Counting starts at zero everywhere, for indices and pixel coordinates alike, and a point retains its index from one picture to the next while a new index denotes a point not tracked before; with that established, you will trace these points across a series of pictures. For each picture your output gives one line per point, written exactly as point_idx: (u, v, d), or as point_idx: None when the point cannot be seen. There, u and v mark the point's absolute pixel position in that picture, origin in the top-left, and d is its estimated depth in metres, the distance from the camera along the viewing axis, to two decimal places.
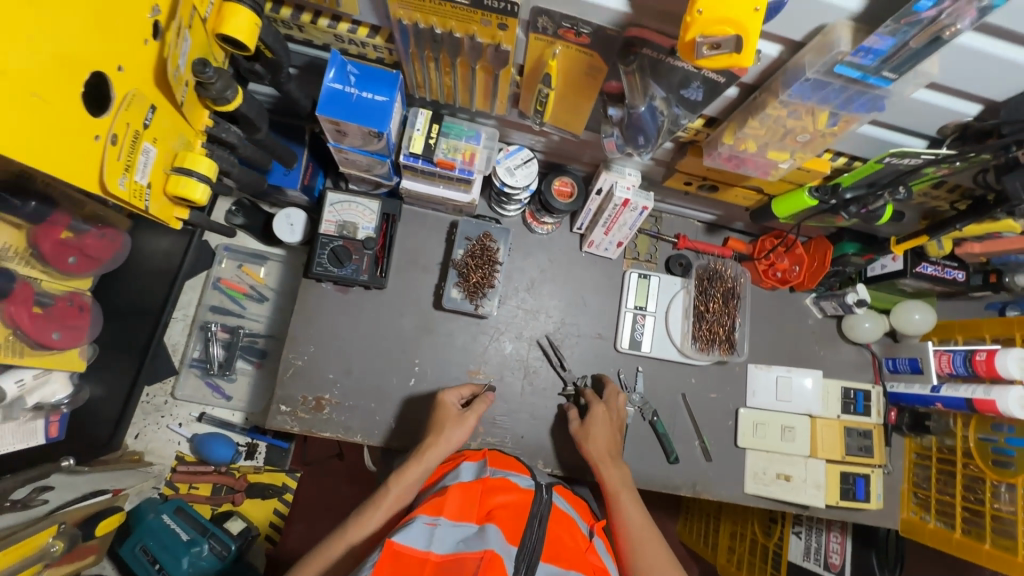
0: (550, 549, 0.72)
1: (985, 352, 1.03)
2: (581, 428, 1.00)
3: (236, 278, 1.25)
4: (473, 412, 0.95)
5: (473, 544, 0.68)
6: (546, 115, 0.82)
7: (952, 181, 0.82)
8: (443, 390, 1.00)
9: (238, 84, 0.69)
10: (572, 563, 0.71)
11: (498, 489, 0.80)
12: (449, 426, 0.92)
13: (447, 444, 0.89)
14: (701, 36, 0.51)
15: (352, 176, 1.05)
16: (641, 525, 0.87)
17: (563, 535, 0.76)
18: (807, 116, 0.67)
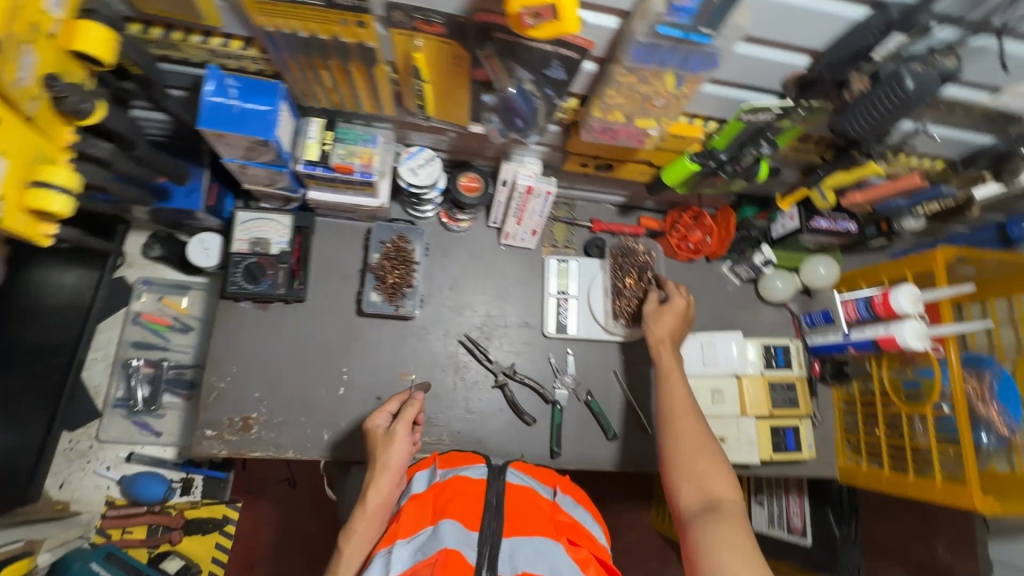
0: (511, 525, 0.78)
1: (881, 295, 1.09)
2: (655, 311, 1.07)
3: (157, 311, 1.23)
4: (403, 420, 0.92)
5: (429, 550, 0.73)
6: (429, 109, 0.86)
7: (811, 134, 0.89)
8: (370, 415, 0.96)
9: (99, 99, 0.72)
10: (534, 528, 0.78)
11: (447, 491, 0.84)
12: (383, 452, 0.89)
13: (377, 489, 0.87)
14: (523, 8, 0.56)
15: (259, 193, 1.06)
16: (678, 400, 0.96)
17: (523, 506, 0.82)
18: (655, 80, 0.72)
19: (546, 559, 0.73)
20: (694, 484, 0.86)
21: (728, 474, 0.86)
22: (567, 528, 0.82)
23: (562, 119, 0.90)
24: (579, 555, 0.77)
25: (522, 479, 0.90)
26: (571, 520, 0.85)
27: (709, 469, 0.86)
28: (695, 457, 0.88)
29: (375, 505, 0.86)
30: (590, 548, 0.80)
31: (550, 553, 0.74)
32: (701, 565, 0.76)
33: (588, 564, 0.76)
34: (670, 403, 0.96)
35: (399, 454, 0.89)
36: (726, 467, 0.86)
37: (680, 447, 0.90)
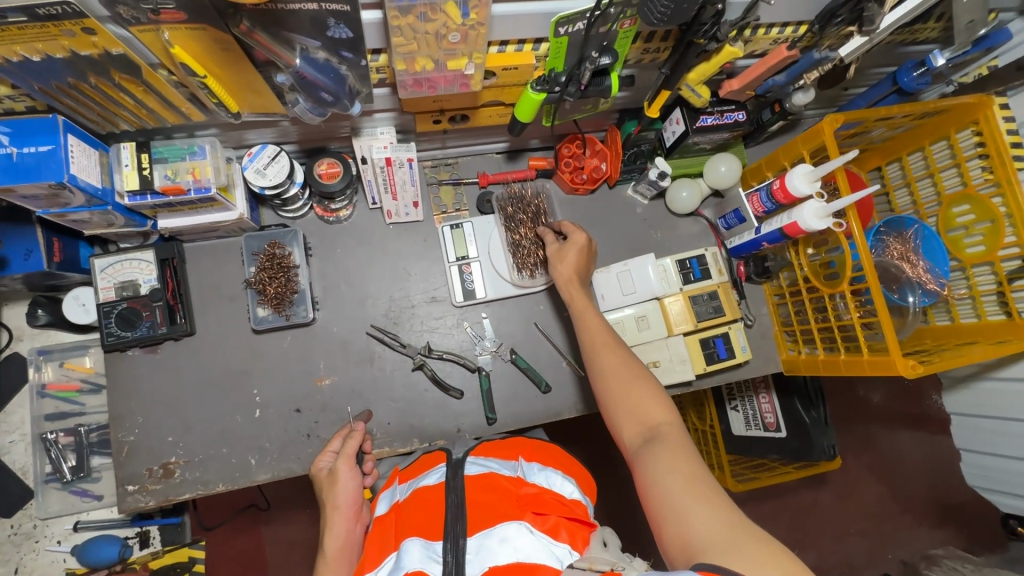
0: (473, 521, 0.72)
1: (779, 181, 1.05)
2: (558, 250, 1.02)
3: (62, 378, 1.17)
4: (342, 455, 0.91)
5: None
6: (230, 105, 0.78)
7: (647, 30, 0.81)
8: (314, 461, 0.95)
9: None
10: (497, 516, 0.73)
11: (408, 508, 0.78)
12: (331, 496, 0.88)
13: (335, 534, 0.84)
14: None
15: (110, 236, 0.99)
16: (599, 337, 0.90)
17: (484, 494, 0.76)
18: (435, 14, 0.64)
19: (513, 546, 0.69)
20: (629, 415, 0.81)
21: (660, 397, 0.81)
22: (535, 503, 0.75)
23: (383, 79, 0.82)
24: (547, 526, 0.73)
25: (484, 464, 0.83)
26: (539, 488, 0.78)
27: (641, 397, 0.81)
28: (626, 389, 0.83)
29: (337, 551, 0.83)
30: (560, 513, 0.75)
31: (515, 536, 0.70)
32: (650, 495, 0.70)
33: (558, 531, 0.72)
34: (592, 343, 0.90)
35: (348, 492, 0.87)
36: (657, 391, 0.82)
37: (611, 382, 0.84)
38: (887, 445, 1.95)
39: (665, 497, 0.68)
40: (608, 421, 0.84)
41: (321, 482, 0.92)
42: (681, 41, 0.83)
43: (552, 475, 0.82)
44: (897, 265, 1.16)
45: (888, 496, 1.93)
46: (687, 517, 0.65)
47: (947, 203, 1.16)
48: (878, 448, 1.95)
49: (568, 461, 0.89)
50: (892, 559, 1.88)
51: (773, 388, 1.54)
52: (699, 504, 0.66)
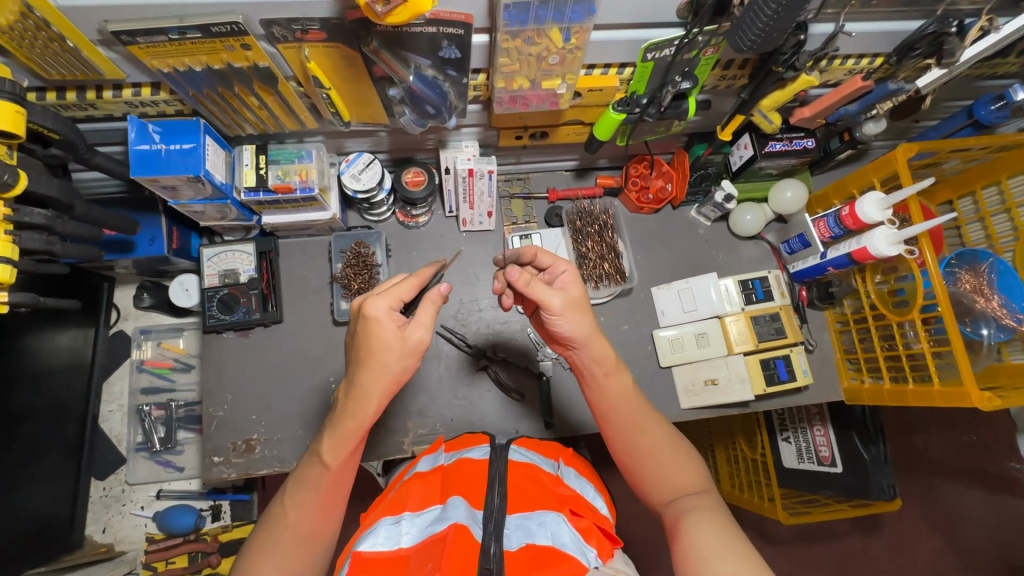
0: (515, 501, 0.77)
1: (848, 207, 1.06)
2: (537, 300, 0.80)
3: (159, 356, 1.30)
4: (418, 325, 0.71)
5: (440, 522, 0.71)
6: (344, 115, 0.88)
7: (729, 58, 0.86)
8: (365, 297, 0.71)
9: (14, 168, 0.71)
10: (536, 503, 0.76)
11: (453, 472, 0.83)
12: (385, 363, 0.71)
13: (375, 399, 0.72)
14: None
15: (219, 228, 1.10)
16: (625, 393, 0.86)
17: (526, 481, 0.81)
18: (540, 38, 0.72)
19: (550, 529, 0.71)
20: (664, 479, 0.83)
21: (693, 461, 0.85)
22: (570, 502, 0.79)
23: (478, 96, 0.91)
24: (580, 526, 0.76)
25: (524, 454, 0.88)
26: (574, 492, 0.82)
27: (673, 460, 0.84)
28: (659, 453, 0.84)
29: (363, 428, 0.75)
30: (593, 519, 0.78)
31: (554, 523, 0.72)
32: (684, 554, 0.72)
33: (590, 534, 0.75)
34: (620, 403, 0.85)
35: (402, 370, 0.72)
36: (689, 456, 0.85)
37: (642, 441, 0.85)
38: (951, 496, 1.85)
39: (703, 556, 0.70)
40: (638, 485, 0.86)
41: (370, 330, 0.71)
42: (760, 68, 0.88)
43: (585, 486, 0.87)
44: (969, 299, 1.15)
45: (950, 550, 1.82)
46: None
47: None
48: (941, 498, 1.85)
49: (595, 477, 0.95)
50: None
51: (828, 421, 1.52)
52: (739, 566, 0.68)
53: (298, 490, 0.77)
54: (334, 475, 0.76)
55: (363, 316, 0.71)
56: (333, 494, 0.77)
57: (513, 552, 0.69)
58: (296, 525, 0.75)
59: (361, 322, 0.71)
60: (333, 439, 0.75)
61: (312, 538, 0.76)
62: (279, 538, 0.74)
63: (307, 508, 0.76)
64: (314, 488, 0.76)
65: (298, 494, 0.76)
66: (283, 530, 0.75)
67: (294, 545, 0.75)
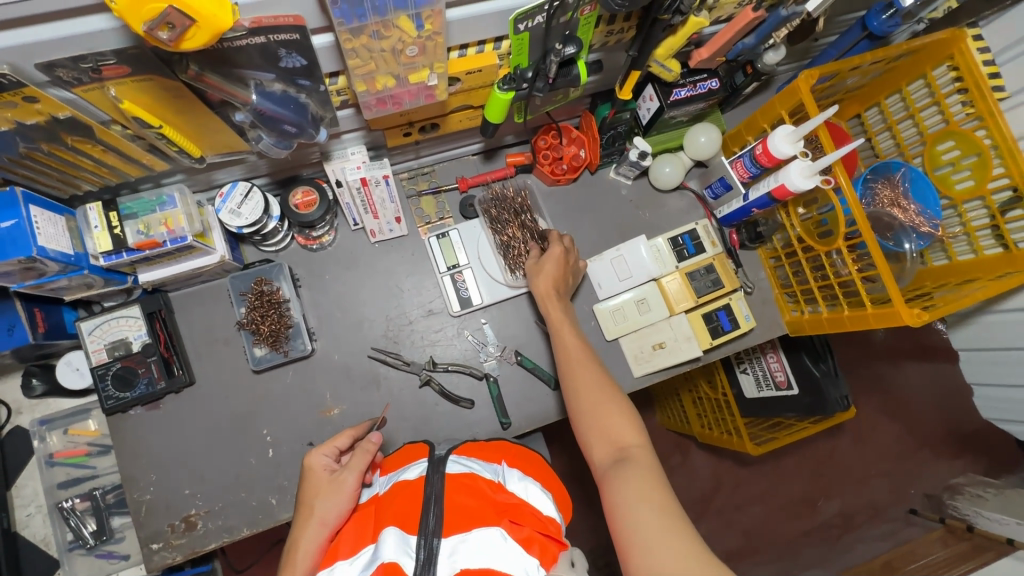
0: (450, 521, 0.72)
1: (761, 145, 1.03)
2: (536, 263, 1.02)
3: (69, 445, 1.16)
4: (346, 470, 0.83)
5: (370, 567, 0.68)
6: (193, 150, 0.76)
7: (611, 12, 0.79)
8: (310, 451, 0.88)
9: None
10: (474, 520, 0.72)
11: (388, 501, 0.78)
12: (317, 504, 0.81)
13: (308, 550, 0.77)
14: (147, 24, 0.47)
15: (92, 298, 0.96)
16: (572, 346, 0.91)
17: (463, 495, 0.76)
18: (389, 30, 0.62)
19: (486, 551, 0.67)
20: (601, 436, 0.79)
21: (631, 417, 0.80)
22: (512, 510, 0.75)
23: (346, 101, 0.80)
24: (521, 536, 0.72)
25: (464, 465, 0.84)
26: (517, 499, 0.78)
27: (613, 417, 0.80)
28: (598, 411, 0.81)
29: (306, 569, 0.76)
30: (534, 527, 0.74)
31: (489, 542, 0.68)
32: (618, 519, 0.68)
33: (531, 544, 0.71)
34: (567, 354, 0.90)
35: (329, 510, 0.80)
36: (628, 411, 0.80)
37: (589, 401, 0.83)
38: (898, 387, 1.97)
39: (636, 526, 0.65)
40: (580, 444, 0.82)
41: (314, 481, 0.84)
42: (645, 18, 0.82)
43: (529, 486, 0.83)
44: (889, 213, 1.15)
45: (904, 434, 1.95)
46: (654, 548, 0.63)
47: (930, 142, 1.15)
48: (891, 390, 1.96)
49: (545, 474, 0.91)
50: (915, 495, 1.91)
51: (780, 348, 1.55)
52: (668, 538, 0.63)
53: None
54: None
55: (309, 470, 0.86)
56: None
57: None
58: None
59: (307, 477, 0.85)
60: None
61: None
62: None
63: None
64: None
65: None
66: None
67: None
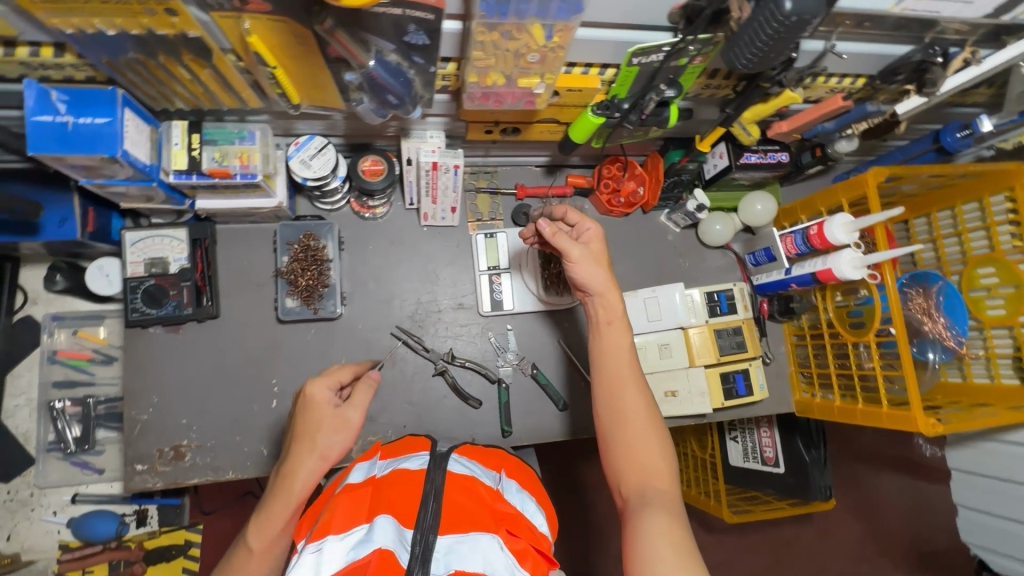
0: (448, 520, 0.75)
1: (816, 226, 1.06)
2: (582, 252, 0.85)
3: (74, 346, 1.16)
4: (350, 405, 0.85)
5: (364, 548, 0.69)
6: (293, 97, 0.78)
7: (717, 67, 0.82)
8: (311, 380, 0.87)
9: None
10: (470, 524, 0.74)
11: (385, 487, 0.81)
12: (318, 435, 0.81)
13: (306, 479, 0.78)
14: None
15: (144, 211, 0.97)
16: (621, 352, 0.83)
17: (461, 498, 0.79)
18: (520, 34, 0.64)
19: (481, 555, 0.69)
20: (631, 459, 0.76)
21: (666, 446, 0.77)
22: (507, 520, 0.78)
23: (446, 86, 0.82)
24: (517, 548, 0.74)
25: (463, 467, 0.86)
26: (513, 510, 0.81)
27: (649, 443, 0.77)
28: (637, 433, 0.77)
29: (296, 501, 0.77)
30: (530, 539, 0.77)
31: (485, 548, 0.70)
32: (635, 553, 0.67)
33: (525, 557, 0.73)
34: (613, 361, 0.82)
35: (331, 445, 0.81)
36: (664, 440, 0.78)
37: (629, 430, 0.77)
38: (875, 490, 1.98)
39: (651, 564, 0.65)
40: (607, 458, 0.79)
41: (313, 413, 0.83)
42: (747, 82, 0.86)
43: (526, 499, 0.86)
44: (919, 321, 1.18)
45: (871, 538, 1.95)
46: None
47: (972, 263, 1.18)
48: (868, 492, 1.97)
49: (540, 490, 0.94)
50: None
51: (775, 425, 1.56)
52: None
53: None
54: (254, 556, 0.75)
55: (308, 399, 0.84)
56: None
57: None
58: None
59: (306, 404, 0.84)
60: (259, 520, 0.76)
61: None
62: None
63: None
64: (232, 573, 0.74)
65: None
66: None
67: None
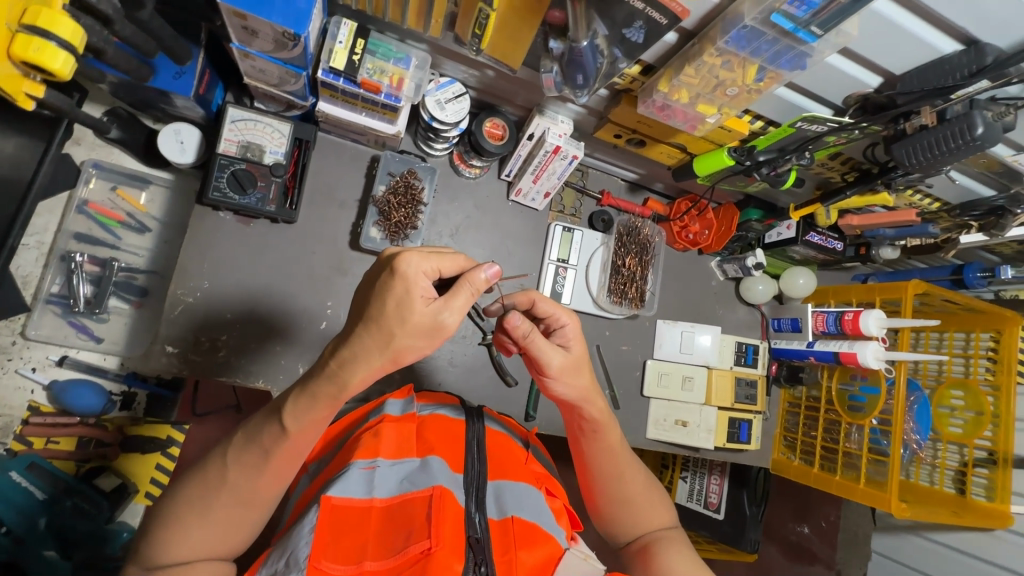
0: (493, 468, 0.76)
1: (852, 313, 1.18)
2: (569, 360, 0.74)
3: (108, 203, 1.07)
4: (448, 308, 0.59)
5: (420, 483, 0.69)
6: (485, 42, 0.78)
7: (845, 153, 0.91)
8: (405, 254, 0.58)
9: None
10: (515, 476, 0.74)
11: (428, 427, 0.80)
12: (396, 331, 0.58)
13: (366, 375, 0.60)
14: None
15: (258, 92, 0.92)
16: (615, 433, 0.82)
17: (501, 453, 0.79)
18: (738, 67, 0.69)
19: (531, 507, 0.70)
20: (634, 520, 0.82)
21: (660, 496, 0.85)
22: (544, 479, 0.78)
23: (616, 84, 0.85)
24: (555, 506, 0.75)
25: (496, 424, 0.86)
26: (543, 471, 0.81)
27: (649, 499, 0.83)
28: (639, 495, 0.82)
29: (340, 397, 0.62)
30: (565, 498, 0.78)
31: (533, 501, 0.71)
32: None
33: (562, 515, 0.74)
34: (611, 448, 0.81)
35: (411, 348, 0.59)
36: (657, 489, 0.85)
37: (630, 492, 0.82)
38: None
39: None
40: (606, 522, 0.83)
41: (396, 299, 0.57)
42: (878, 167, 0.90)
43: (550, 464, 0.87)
44: None
45: None
46: None
47: (946, 384, 1.33)
48: None
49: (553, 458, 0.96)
50: None
51: (726, 474, 1.61)
52: None
53: (244, 448, 0.63)
54: (289, 442, 0.62)
55: (394, 283, 0.58)
56: (276, 477, 0.64)
57: (495, 522, 0.68)
58: (236, 487, 0.63)
59: (390, 282, 0.58)
60: (300, 402, 0.61)
61: (251, 503, 0.63)
62: (209, 506, 0.62)
63: (253, 479, 0.63)
64: (263, 450, 0.62)
65: (244, 449, 0.63)
66: (221, 487, 0.62)
67: (228, 506, 0.63)
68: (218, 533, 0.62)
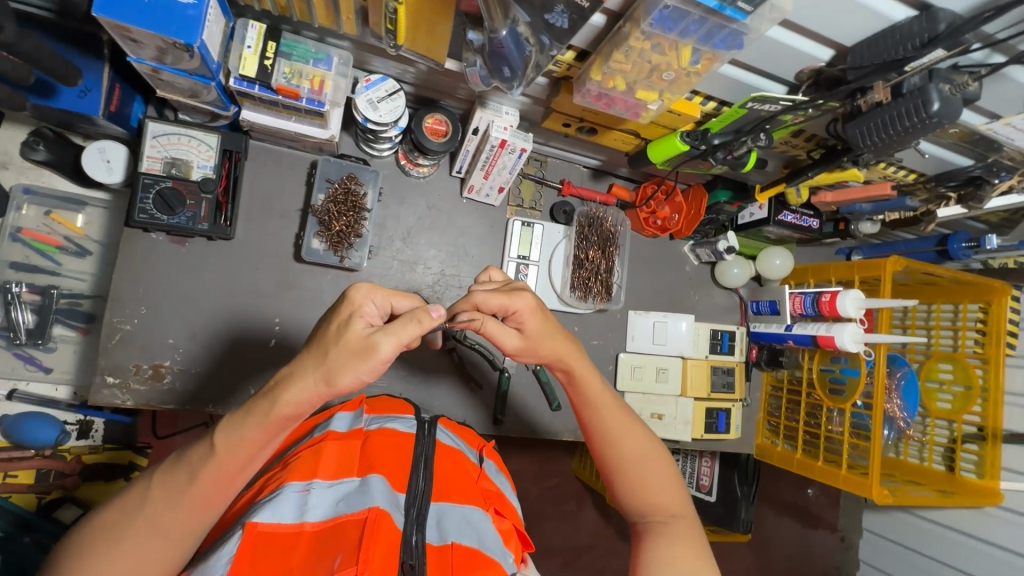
0: (439, 487, 0.67)
1: (829, 294, 1.12)
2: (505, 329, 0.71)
3: (43, 228, 1.02)
4: (385, 336, 0.55)
5: (355, 504, 0.59)
6: (401, 37, 0.72)
7: (808, 129, 0.85)
8: (356, 286, 0.58)
9: None
10: (464, 495, 0.67)
11: (376, 440, 0.72)
12: (331, 350, 0.55)
13: (298, 400, 0.55)
14: None
15: (176, 103, 0.86)
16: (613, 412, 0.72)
17: (451, 469, 0.71)
18: (669, 50, 0.63)
19: (476, 530, 0.62)
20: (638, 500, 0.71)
21: (674, 480, 0.72)
22: (494, 498, 0.71)
23: (552, 71, 0.79)
24: (502, 527, 0.68)
25: (449, 437, 0.78)
26: (498, 490, 0.74)
27: (659, 483, 0.71)
28: (643, 478, 0.70)
29: (278, 420, 0.56)
30: (513, 519, 0.71)
31: (479, 524, 0.63)
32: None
33: (510, 537, 0.67)
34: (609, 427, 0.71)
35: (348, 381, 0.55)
36: (672, 473, 0.72)
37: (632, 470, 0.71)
38: None
39: None
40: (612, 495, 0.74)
41: (340, 321, 0.57)
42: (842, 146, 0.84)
43: (504, 481, 0.80)
44: None
45: None
46: None
47: (934, 357, 1.28)
48: None
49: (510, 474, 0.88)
50: None
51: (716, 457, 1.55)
52: None
53: (169, 472, 0.57)
54: (219, 465, 0.56)
55: (338, 308, 0.58)
56: (198, 506, 0.57)
57: (434, 547, 0.59)
58: (157, 514, 0.56)
59: (337, 307, 0.58)
60: (237, 420, 0.57)
61: (171, 533, 0.57)
62: (125, 536, 0.55)
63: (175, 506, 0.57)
64: (189, 472, 0.57)
65: (172, 471, 0.57)
66: (138, 513, 0.56)
67: (146, 537, 0.56)
68: (127, 571, 0.55)
